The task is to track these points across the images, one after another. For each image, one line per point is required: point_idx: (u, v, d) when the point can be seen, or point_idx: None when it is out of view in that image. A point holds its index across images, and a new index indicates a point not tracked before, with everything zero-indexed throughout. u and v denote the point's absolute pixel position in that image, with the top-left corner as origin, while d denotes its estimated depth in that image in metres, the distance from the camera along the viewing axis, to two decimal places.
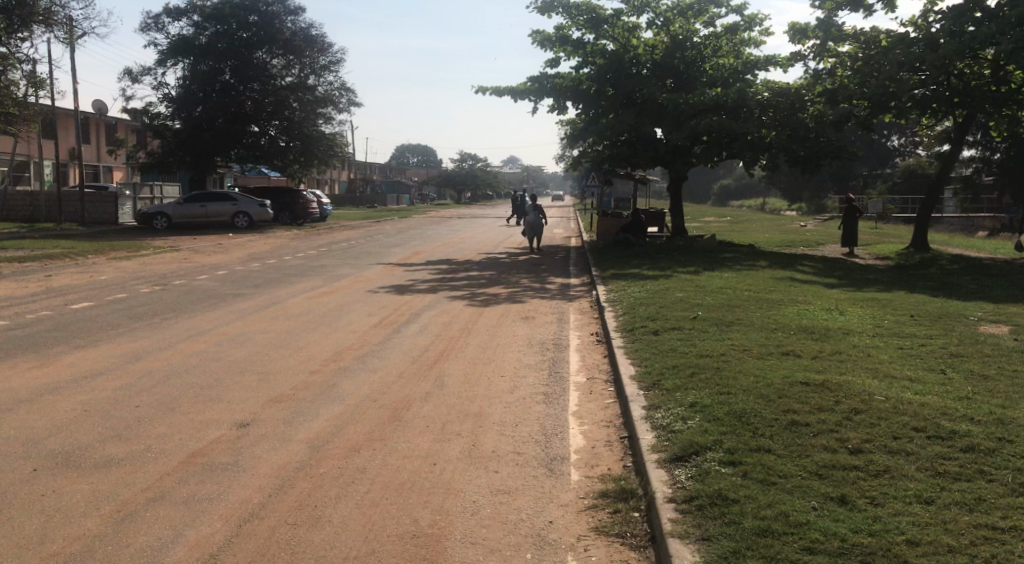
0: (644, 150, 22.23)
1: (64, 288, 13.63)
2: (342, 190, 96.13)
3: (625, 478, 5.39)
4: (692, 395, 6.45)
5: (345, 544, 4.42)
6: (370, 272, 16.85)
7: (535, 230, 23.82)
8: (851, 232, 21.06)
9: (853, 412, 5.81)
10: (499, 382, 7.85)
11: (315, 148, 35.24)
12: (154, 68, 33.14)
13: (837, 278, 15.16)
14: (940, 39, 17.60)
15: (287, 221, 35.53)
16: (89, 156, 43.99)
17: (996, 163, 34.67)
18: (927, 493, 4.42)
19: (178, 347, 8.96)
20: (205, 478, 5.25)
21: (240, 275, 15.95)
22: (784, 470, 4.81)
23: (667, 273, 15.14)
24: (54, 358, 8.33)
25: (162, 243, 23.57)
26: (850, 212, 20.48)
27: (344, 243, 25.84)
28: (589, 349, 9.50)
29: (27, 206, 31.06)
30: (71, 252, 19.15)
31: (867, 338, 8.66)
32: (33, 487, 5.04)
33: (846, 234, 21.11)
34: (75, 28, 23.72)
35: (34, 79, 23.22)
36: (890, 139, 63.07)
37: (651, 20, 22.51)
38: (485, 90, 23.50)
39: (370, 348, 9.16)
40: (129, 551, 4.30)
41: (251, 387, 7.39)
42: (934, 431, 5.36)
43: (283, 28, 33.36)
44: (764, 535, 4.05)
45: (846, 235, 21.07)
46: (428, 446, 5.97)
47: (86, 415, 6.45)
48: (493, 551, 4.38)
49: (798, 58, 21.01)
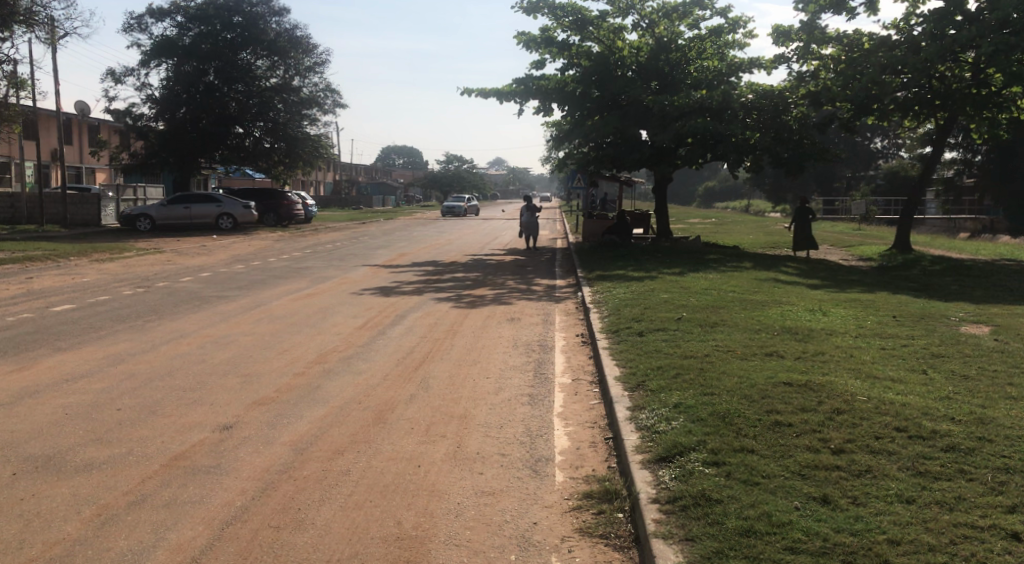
0: (628, 152, 22.34)
1: (47, 290, 13.62)
2: (326, 190, 96.11)
3: (609, 478, 5.40)
4: (676, 395, 6.48)
5: (328, 547, 4.40)
6: (354, 273, 16.91)
7: (529, 231, 24.44)
8: (805, 233, 20.77)
9: (835, 412, 5.85)
10: (484, 383, 7.87)
11: (300, 149, 35.16)
12: (137, 69, 32.82)
13: (820, 279, 15.30)
14: (922, 41, 17.84)
15: (273, 222, 35.41)
16: (73, 157, 43.96)
17: (976, 165, 35.70)
18: (908, 492, 4.45)
19: (163, 347, 9.00)
20: (187, 481, 5.23)
21: (224, 276, 15.96)
22: (767, 470, 4.83)
23: (651, 275, 15.14)
24: (39, 359, 8.35)
25: (146, 244, 23.64)
26: (802, 212, 20.31)
27: (330, 245, 25.80)
28: (575, 349, 9.54)
29: (7, 208, 30.76)
30: (53, 253, 19.14)
31: (850, 339, 8.69)
32: (13, 491, 5.00)
33: (799, 236, 20.82)
34: (58, 28, 23.46)
35: (15, 79, 23.04)
36: (874, 141, 63.64)
37: (636, 22, 22.60)
38: (471, 92, 23.55)
39: (354, 349, 9.19)
40: (110, 554, 4.27)
41: (234, 388, 7.38)
42: (915, 431, 5.39)
43: (267, 28, 33.21)
44: (747, 535, 4.07)
45: (801, 236, 20.83)
46: (413, 447, 5.97)
47: (66, 417, 6.41)
48: (476, 553, 4.38)
49: (783, 61, 21.11)
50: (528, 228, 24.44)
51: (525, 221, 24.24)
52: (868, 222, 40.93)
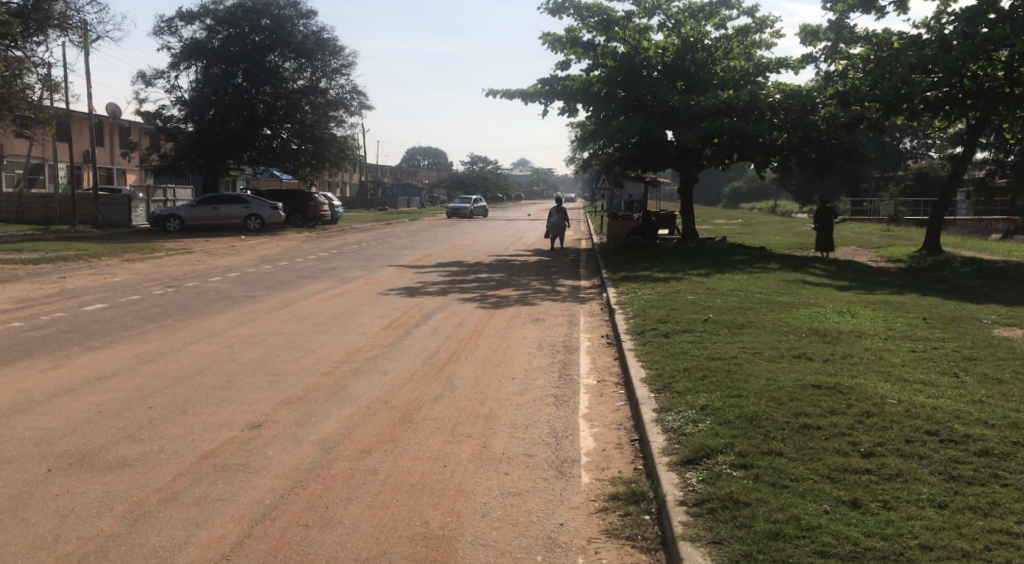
0: (653, 152, 22.27)
1: (80, 290, 13.80)
2: (351, 192, 96.46)
3: (635, 480, 5.39)
4: (703, 398, 6.44)
5: (356, 546, 4.42)
6: (379, 274, 16.94)
7: (556, 231, 24.43)
8: (826, 233, 20.65)
9: (865, 414, 5.80)
10: (509, 383, 7.90)
11: (326, 150, 35.43)
12: (167, 71, 33.21)
13: (849, 280, 15.13)
14: (953, 40, 17.66)
15: (300, 223, 35.69)
16: (104, 159, 44.57)
17: (1009, 166, 35.20)
18: (940, 497, 4.40)
19: (193, 347, 9.07)
20: (217, 479, 5.28)
21: (252, 276, 16.06)
22: (795, 473, 4.80)
23: (677, 276, 15.07)
24: (70, 359, 8.42)
25: (174, 245, 23.84)
26: (823, 213, 20.19)
27: (356, 245, 25.89)
28: (600, 351, 9.50)
29: (41, 209, 31.23)
30: (84, 253, 19.36)
31: (879, 341, 8.59)
32: (49, 488, 5.08)
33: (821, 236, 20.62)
34: (90, 32, 23.80)
35: (49, 82, 23.37)
36: (902, 141, 62.90)
37: (662, 22, 22.53)
38: (496, 93, 23.56)
39: (381, 349, 9.21)
40: (142, 551, 4.32)
41: (261, 387, 7.44)
42: (947, 435, 5.32)
43: (294, 31, 33.46)
44: (775, 538, 4.05)
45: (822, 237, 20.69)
46: (439, 448, 5.99)
47: (99, 416, 6.49)
48: (503, 553, 4.39)
49: (810, 61, 20.94)
50: (555, 229, 24.43)
51: (553, 221, 24.23)
52: (897, 223, 40.41)
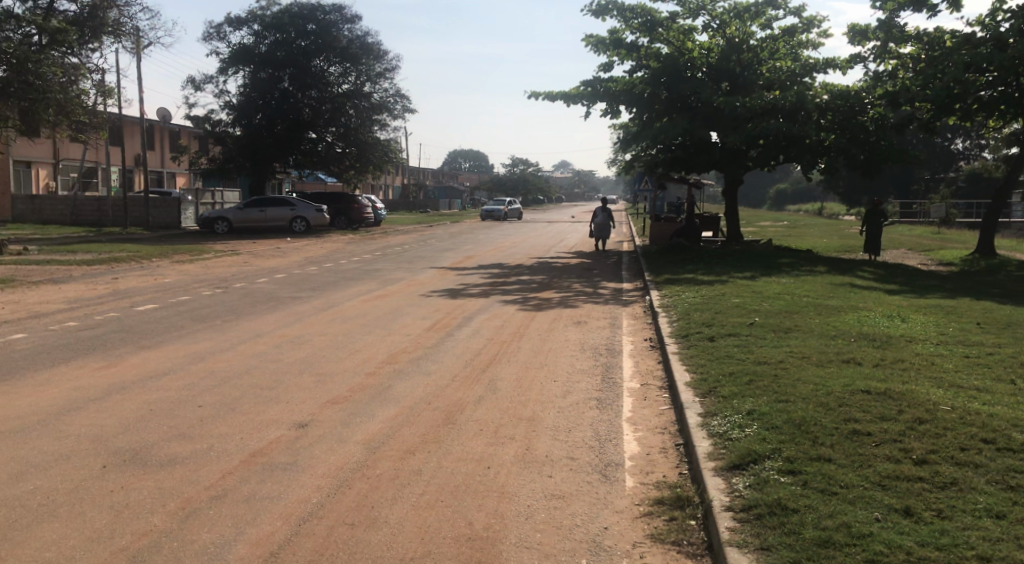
0: (697, 154, 22.08)
1: (131, 290, 14.09)
2: (394, 194, 97.10)
3: (681, 486, 5.34)
4: (749, 403, 6.36)
5: (401, 546, 4.45)
6: (422, 276, 17.03)
7: (601, 232, 24.36)
8: (875, 236, 20.28)
9: (917, 421, 5.68)
10: (552, 386, 7.88)
11: (371, 154, 35.75)
12: (216, 76, 33.82)
13: (899, 284, 14.81)
14: (1009, 38, 17.25)
15: (344, 225, 36.07)
16: (154, 162, 45.51)
17: None
18: (997, 507, 4.29)
19: (240, 347, 9.20)
20: (265, 477, 5.35)
21: (297, 278, 16.23)
22: (845, 480, 4.72)
23: (721, 279, 14.90)
24: (122, 358, 8.60)
25: (221, 247, 24.24)
26: (872, 216, 19.83)
27: (399, 247, 26.07)
28: (643, 354, 9.42)
29: (94, 211, 31.98)
30: (135, 255, 19.74)
31: (930, 347, 8.41)
32: (103, 483, 5.20)
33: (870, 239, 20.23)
34: (142, 38, 24.33)
35: (103, 88, 23.92)
36: (954, 142, 61.47)
37: (706, 23, 22.36)
38: (539, 95, 23.55)
39: (424, 351, 9.25)
40: (194, 547, 4.40)
41: (308, 387, 7.53)
42: (1004, 443, 5.19)
43: (340, 35, 33.85)
44: (826, 546, 3.99)
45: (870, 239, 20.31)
46: (482, 449, 6.00)
47: (150, 414, 6.62)
48: (548, 556, 4.38)
49: (859, 60, 20.61)
50: (599, 230, 24.37)
51: (598, 223, 24.17)
52: (949, 225, 39.45)
